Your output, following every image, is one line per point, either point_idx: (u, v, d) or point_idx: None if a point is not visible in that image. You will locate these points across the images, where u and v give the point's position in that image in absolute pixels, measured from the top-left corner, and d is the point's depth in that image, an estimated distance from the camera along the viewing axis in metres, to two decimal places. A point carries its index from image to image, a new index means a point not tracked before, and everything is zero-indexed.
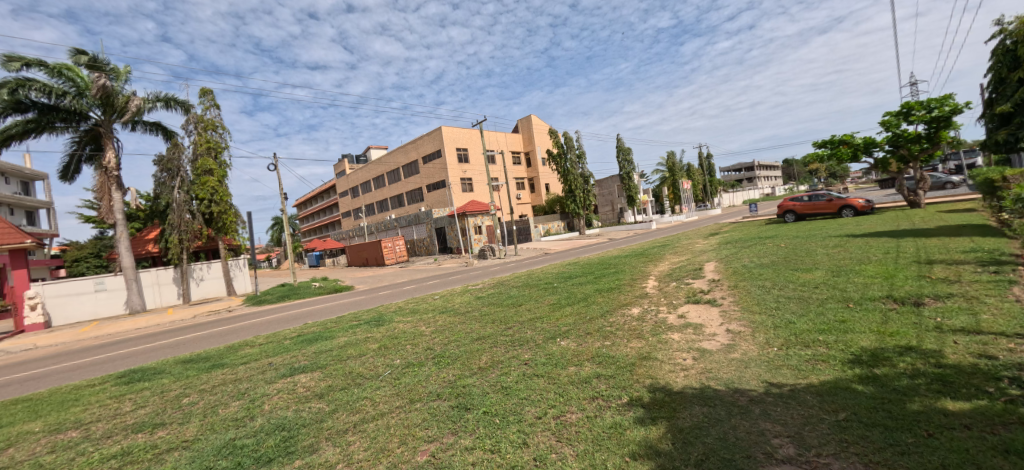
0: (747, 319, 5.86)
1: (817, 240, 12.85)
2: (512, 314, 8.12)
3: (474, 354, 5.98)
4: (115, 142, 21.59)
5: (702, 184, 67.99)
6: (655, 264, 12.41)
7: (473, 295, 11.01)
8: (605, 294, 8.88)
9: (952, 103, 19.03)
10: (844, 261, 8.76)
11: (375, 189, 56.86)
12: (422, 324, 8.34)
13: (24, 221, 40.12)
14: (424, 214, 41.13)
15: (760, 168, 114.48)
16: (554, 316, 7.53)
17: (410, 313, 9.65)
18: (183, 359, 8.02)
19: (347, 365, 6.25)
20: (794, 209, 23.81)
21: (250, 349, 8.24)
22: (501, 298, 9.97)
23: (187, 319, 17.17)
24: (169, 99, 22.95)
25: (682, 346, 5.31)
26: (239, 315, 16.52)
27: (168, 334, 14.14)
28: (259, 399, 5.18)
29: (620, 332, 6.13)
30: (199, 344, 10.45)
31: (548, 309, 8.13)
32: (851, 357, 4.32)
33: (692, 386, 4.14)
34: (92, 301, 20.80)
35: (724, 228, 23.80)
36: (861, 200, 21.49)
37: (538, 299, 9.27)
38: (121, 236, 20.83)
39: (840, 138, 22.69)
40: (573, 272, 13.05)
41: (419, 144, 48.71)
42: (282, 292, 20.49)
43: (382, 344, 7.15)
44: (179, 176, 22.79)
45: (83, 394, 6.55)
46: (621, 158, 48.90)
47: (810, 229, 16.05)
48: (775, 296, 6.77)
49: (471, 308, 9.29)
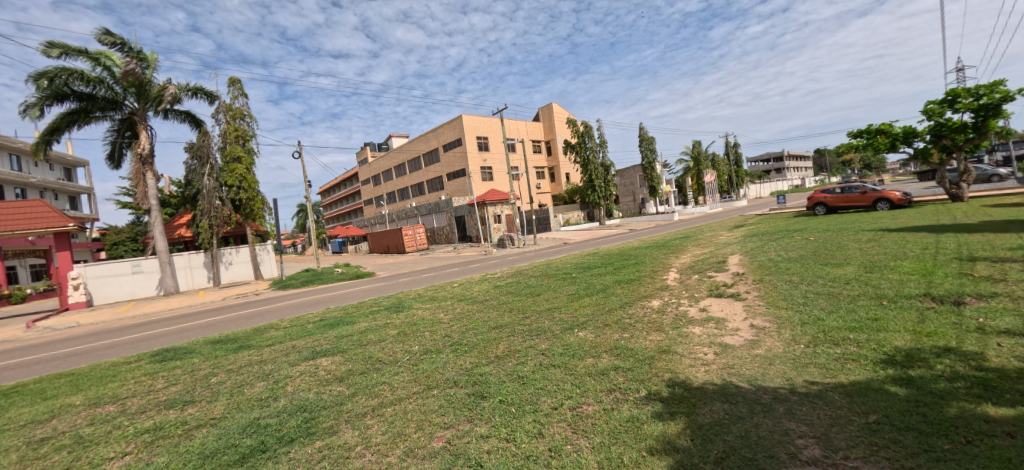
0: (774, 313, 5.70)
1: (849, 233, 12.35)
2: (530, 304, 8.08)
3: (491, 342, 5.99)
4: (148, 130, 22.41)
5: (728, 174, 66.03)
6: (676, 256, 12.20)
7: (491, 284, 11.06)
8: (625, 285, 8.76)
9: (1002, 90, 17.77)
10: (878, 257, 8.37)
11: (396, 178, 57.51)
12: (441, 311, 8.43)
13: (67, 206, 42.40)
14: (444, 203, 41.48)
15: (789, 158, 110.63)
16: (576, 305, 7.51)
17: (429, 300, 9.77)
18: (212, 340, 8.32)
19: (367, 349, 6.37)
20: (825, 202, 22.95)
21: (276, 331, 8.52)
22: (519, 287, 9.97)
23: (218, 302, 17.80)
24: (197, 88, 23.67)
25: (704, 341, 5.18)
26: (265, 299, 17.10)
27: (198, 315, 14.71)
28: (282, 381, 5.33)
29: (639, 325, 6.03)
30: (227, 326, 10.84)
31: (566, 299, 8.07)
32: (883, 357, 4.12)
33: (713, 382, 4.03)
34: (130, 283, 21.93)
35: (749, 220, 23.16)
36: (898, 193, 20.50)
37: (557, 289, 9.22)
38: (155, 220, 21.76)
39: (878, 128, 21.56)
40: (593, 262, 12.99)
41: (440, 133, 48.81)
42: (306, 277, 21.03)
43: (401, 330, 7.25)
44: (209, 164, 23.59)
45: (120, 370, 6.90)
46: (644, 148, 48.06)
47: (843, 223, 15.38)
48: (803, 292, 6.50)
49: (489, 297, 9.33)
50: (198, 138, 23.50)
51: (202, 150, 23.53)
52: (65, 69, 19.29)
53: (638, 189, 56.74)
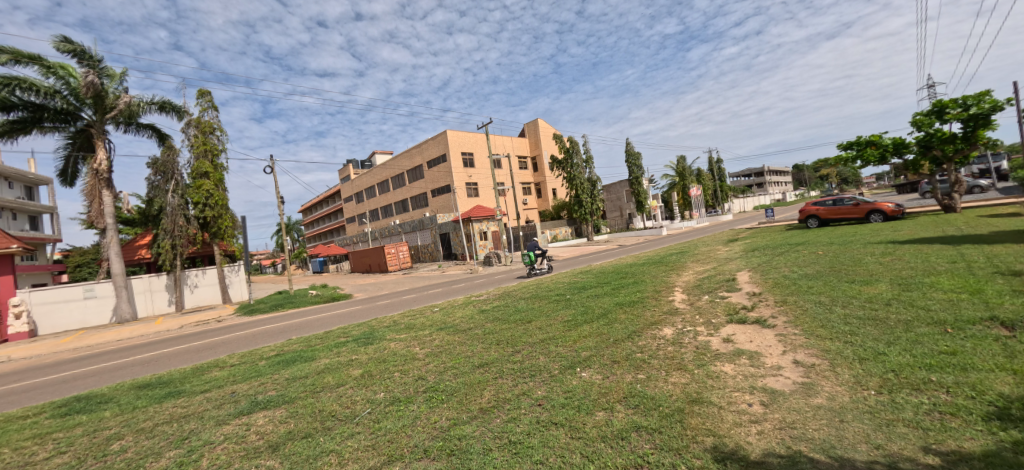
0: (818, 347, 4.67)
1: (857, 247, 11.65)
2: (521, 334, 6.90)
3: (474, 387, 4.83)
4: (107, 144, 20.88)
5: (712, 189, 66.47)
6: (677, 273, 11.24)
7: (476, 308, 9.89)
8: (628, 309, 7.70)
9: (991, 100, 17.80)
10: (907, 272, 7.52)
11: (380, 195, 56.15)
12: (416, 344, 7.20)
13: (26, 226, 39.83)
14: (429, 219, 40.32)
15: (769, 174, 112.84)
16: (577, 335, 6.37)
17: (405, 330, 8.50)
18: (139, 384, 6.91)
19: (321, 398, 5.13)
20: (817, 214, 22.58)
21: (219, 371, 7.15)
22: (508, 313, 8.80)
23: (174, 331, 15.78)
24: (164, 102, 22.34)
25: (742, 384, 4.09)
26: (229, 326, 15.46)
27: (147, 347, 13.03)
28: (199, 450, 4.06)
29: (655, 361, 4.94)
30: (172, 361, 9.34)
31: (561, 328, 6.91)
32: (993, 410, 3.11)
33: (775, 453, 2.95)
34: (80, 309, 20.01)
35: (742, 234, 22.57)
36: (891, 204, 20.26)
37: (550, 314, 8.08)
38: (111, 241, 20.03)
39: (868, 139, 21.40)
40: (588, 280, 12.00)
41: (424, 148, 47.84)
42: (276, 301, 19.33)
43: (366, 370, 6.03)
44: (174, 180, 22.15)
45: (8, 430, 5.47)
46: (630, 162, 47.96)
47: (843, 236, 14.79)
48: (842, 317, 5.53)
49: (473, 325, 8.14)
50: (163, 152, 22.11)
51: (168, 166, 22.13)
52: (13, 77, 17.83)
53: (625, 205, 56.47)
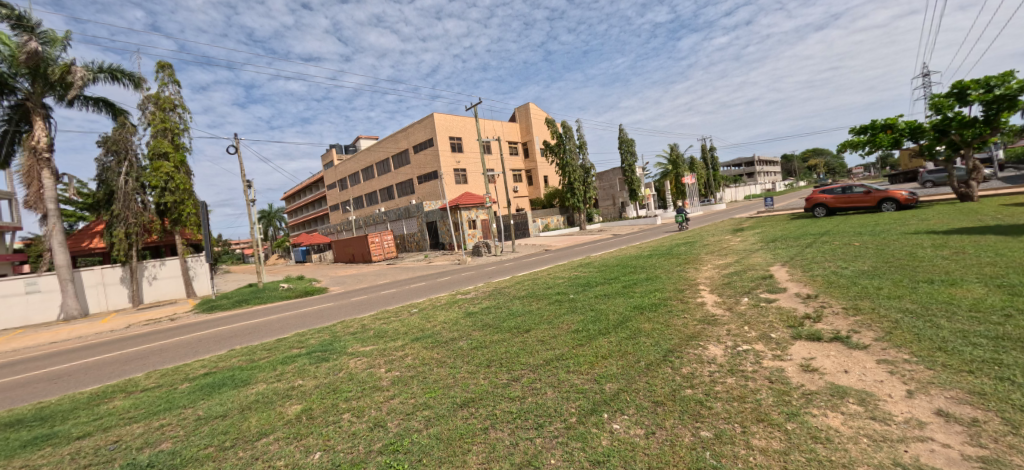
0: (960, 388, 3.18)
1: (895, 238, 10.24)
2: (519, 350, 5.33)
3: (456, 449, 3.23)
4: (48, 120, 18.46)
5: (705, 178, 65.40)
6: (694, 267, 9.79)
7: (462, 310, 8.22)
8: (651, 314, 6.16)
9: (1018, 80, 16.54)
10: (994, 271, 6.10)
11: (364, 181, 53.80)
12: (383, 362, 5.58)
13: None
14: (415, 207, 38.42)
15: (759, 164, 112.76)
16: (594, 355, 4.80)
17: (372, 340, 6.87)
18: (7, 420, 5.14)
19: (229, 459, 3.48)
20: (825, 203, 21.36)
21: (120, 402, 5.42)
22: (500, 318, 7.17)
23: (118, 330, 13.78)
24: (115, 72, 19.83)
25: (879, 460, 2.57)
26: (182, 326, 13.55)
27: (77, 352, 11.09)
28: None
29: (720, 406, 3.38)
30: (88, 375, 7.54)
31: (570, 343, 5.33)
32: None
33: None
34: (22, 306, 17.85)
35: (747, 223, 21.32)
36: (905, 193, 19.14)
37: (553, 320, 6.54)
38: (52, 229, 17.68)
39: (883, 123, 20.23)
40: (591, 275, 10.41)
41: (410, 133, 45.61)
42: (241, 296, 17.39)
43: (309, 405, 4.39)
44: (127, 160, 19.87)
45: None
46: (624, 149, 46.44)
47: (867, 225, 13.50)
48: (960, 335, 4.06)
49: (458, 334, 6.55)
50: (114, 129, 19.83)
51: (119, 145, 19.80)
52: None
53: (618, 193, 55.04)
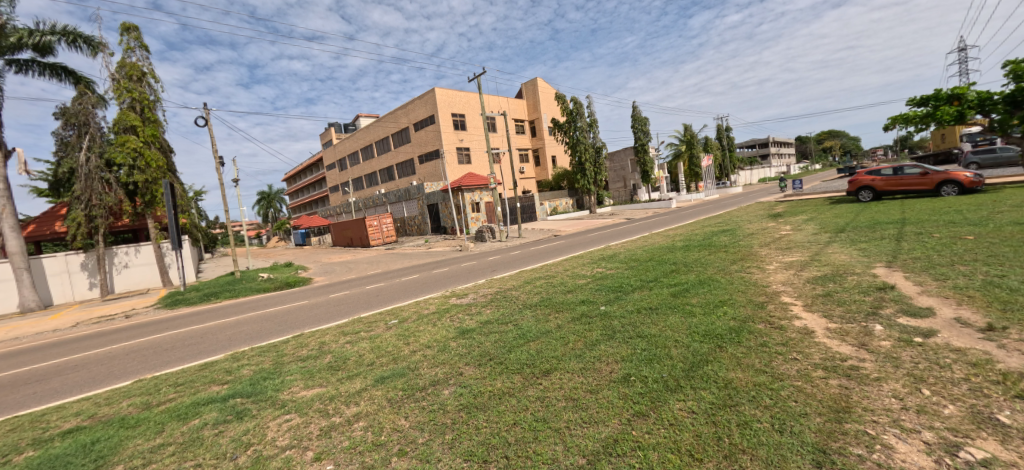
0: None
1: (1014, 229, 7.88)
2: (536, 422, 3.18)
3: None
4: None
5: (720, 161, 62.26)
6: (755, 266, 7.57)
7: (454, 327, 6.06)
8: (743, 354, 3.95)
9: None
10: None
11: (364, 162, 51.50)
12: (319, 433, 3.45)
13: None
14: (415, 188, 36.22)
15: (773, 145, 108.73)
16: (675, 450, 2.67)
17: (322, 376, 4.77)
18: None
19: None
20: (873, 186, 18.93)
21: None
22: (506, 344, 5.00)
23: (61, 330, 11.78)
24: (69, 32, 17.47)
25: None
26: (133, 325, 11.59)
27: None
28: None
29: None
30: None
31: (622, 412, 3.19)
32: None
33: None
34: None
35: (783, 208, 18.91)
36: (969, 174, 16.47)
37: (586, 354, 4.38)
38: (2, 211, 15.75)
39: (950, 93, 17.68)
40: (621, 274, 8.17)
41: (411, 110, 43.03)
42: (213, 288, 15.44)
43: None
44: (89, 133, 17.78)
45: None
46: (637, 129, 43.54)
47: (948, 212, 11.15)
48: None
49: (442, 373, 4.41)
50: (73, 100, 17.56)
51: (79, 117, 17.65)
52: None
53: (629, 175, 52.28)
